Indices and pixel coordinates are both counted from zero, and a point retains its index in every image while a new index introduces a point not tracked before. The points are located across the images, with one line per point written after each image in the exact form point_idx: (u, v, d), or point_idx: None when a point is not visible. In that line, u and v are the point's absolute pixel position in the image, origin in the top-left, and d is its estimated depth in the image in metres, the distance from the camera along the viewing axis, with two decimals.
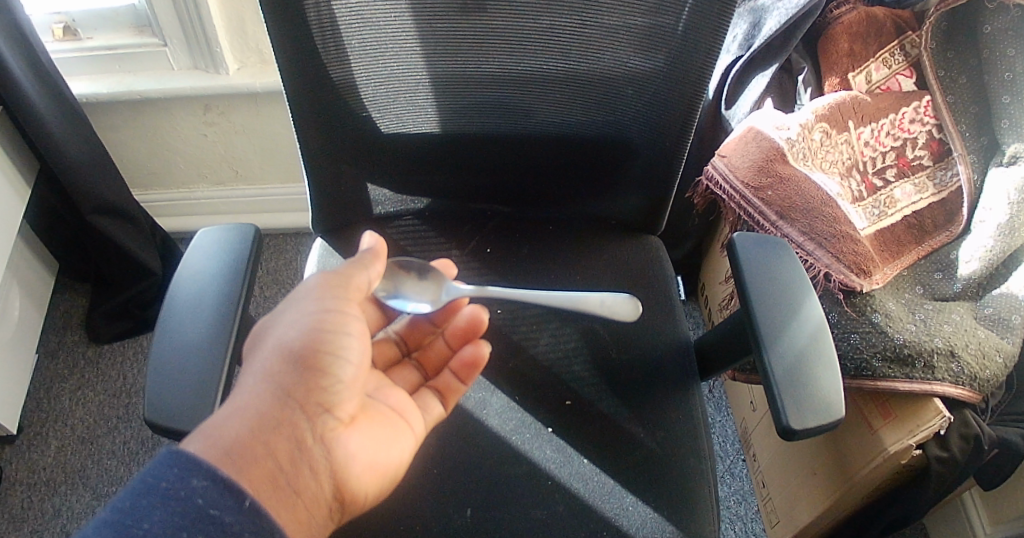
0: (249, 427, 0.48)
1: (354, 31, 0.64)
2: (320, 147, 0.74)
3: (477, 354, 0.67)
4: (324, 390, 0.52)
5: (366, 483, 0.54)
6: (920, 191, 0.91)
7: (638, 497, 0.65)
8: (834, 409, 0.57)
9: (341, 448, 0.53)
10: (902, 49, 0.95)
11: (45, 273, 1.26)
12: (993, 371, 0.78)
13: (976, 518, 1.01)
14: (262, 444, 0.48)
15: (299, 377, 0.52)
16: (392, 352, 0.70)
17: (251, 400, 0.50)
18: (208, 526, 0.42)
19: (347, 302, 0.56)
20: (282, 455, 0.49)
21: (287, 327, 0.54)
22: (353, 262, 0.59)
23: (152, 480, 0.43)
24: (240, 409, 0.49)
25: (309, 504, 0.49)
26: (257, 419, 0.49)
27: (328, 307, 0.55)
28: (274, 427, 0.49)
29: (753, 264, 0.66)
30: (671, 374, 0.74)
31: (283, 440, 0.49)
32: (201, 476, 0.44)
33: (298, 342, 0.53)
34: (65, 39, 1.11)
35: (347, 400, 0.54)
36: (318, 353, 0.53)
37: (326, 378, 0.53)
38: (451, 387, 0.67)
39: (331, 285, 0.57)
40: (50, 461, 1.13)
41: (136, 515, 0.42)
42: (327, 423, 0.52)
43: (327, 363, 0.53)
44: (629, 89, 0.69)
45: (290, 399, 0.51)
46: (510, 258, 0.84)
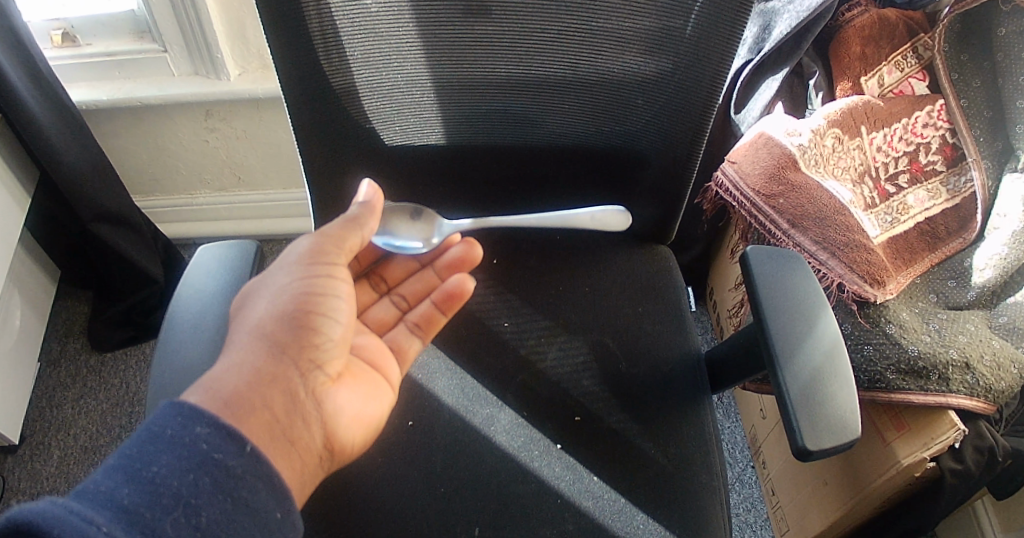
0: (247, 380, 0.48)
1: (357, 42, 0.63)
2: (324, 159, 0.72)
3: (463, 285, 0.66)
4: (317, 347, 0.52)
5: (355, 434, 0.53)
6: (933, 197, 0.90)
7: (649, 514, 0.64)
8: (849, 429, 0.56)
9: (331, 402, 0.52)
10: (914, 52, 0.93)
11: (47, 281, 1.25)
12: (1009, 382, 0.76)
13: (988, 524, 0.99)
14: (259, 395, 0.47)
15: (292, 334, 0.51)
16: (370, 292, 0.70)
17: (247, 356, 0.49)
18: (214, 470, 0.41)
19: (338, 265, 0.56)
20: (277, 408, 0.48)
21: (280, 288, 0.53)
22: (346, 220, 0.57)
23: (158, 428, 0.42)
24: (236, 363, 0.49)
25: (303, 453, 0.48)
26: (254, 373, 0.48)
27: (320, 269, 0.55)
28: (270, 381, 0.49)
29: (765, 278, 0.64)
30: (681, 388, 0.73)
31: (278, 392, 0.48)
32: (204, 424, 0.43)
33: (291, 305, 0.52)
34: (64, 45, 1.10)
35: (337, 357, 0.54)
36: (310, 313, 0.52)
37: (318, 335, 0.52)
38: (431, 319, 0.66)
39: (323, 248, 0.56)
40: (52, 470, 1.12)
41: (145, 458, 0.41)
42: (318, 379, 0.52)
43: (319, 322, 0.53)
44: (639, 97, 0.67)
45: (284, 353, 0.50)
46: (518, 269, 0.83)
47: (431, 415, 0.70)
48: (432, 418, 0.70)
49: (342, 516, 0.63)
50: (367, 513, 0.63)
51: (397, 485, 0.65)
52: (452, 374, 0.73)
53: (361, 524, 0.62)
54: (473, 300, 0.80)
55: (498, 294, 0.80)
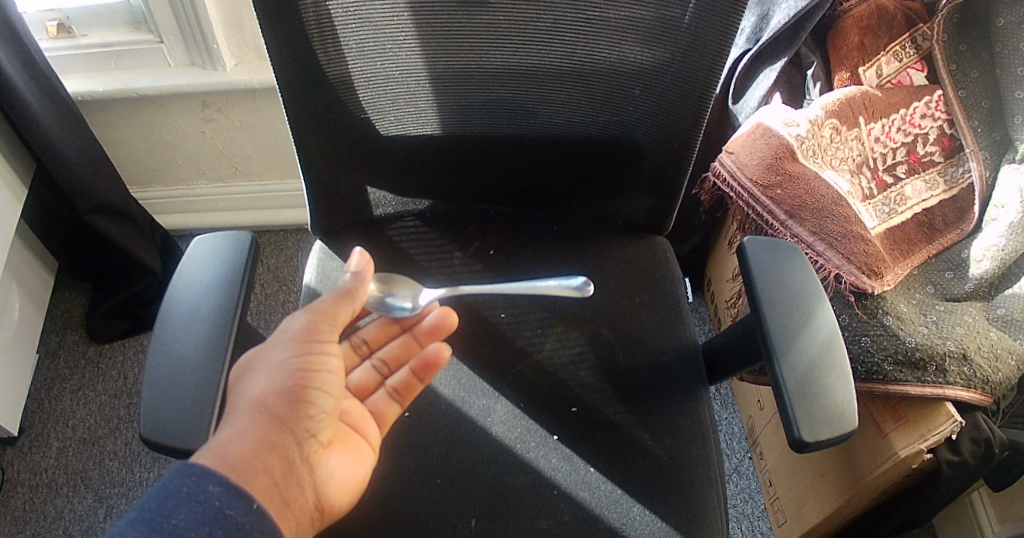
0: (248, 448, 0.49)
1: (353, 32, 0.63)
2: (319, 149, 0.72)
3: (438, 353, 0.65)
4: (309, 418, 0.54)
5: (343, 496, 0.55)
6: (931, 188, 0.90)
7: (645, 506, 0.64)
8: (846, 421, 0.56)
9: (323, 467, 0.54)
10: (913, 42, 0.92)
11: (44, 272, 1.25)
12: (1006, 373, 0.76)
13: (984, 516, 1.00)
14: (260, 461, 0.49)
15: (289, 408, 0.53)
16: (351, 355, 0.69)
17: (247, 425, 0.51)
18: (226, 525, 0.44)
19: (330, 341, 0.58)
20: (276, 472, 0.50)
21: (275, 365, 0.55)
22: (338, 296, 0.59)
23: (173, 485, 0.44)
24: (236, 433, 0.50)
25: (298, 514, 0.50)
26: (255, 442, 0.50)
27: (315, 347, 0.56)
28: (270, 448, 0.50)
29: (764, 269, 0.64)
30: (677, 380, 0.72)
31: (277, 458, 0.50)
32: (216, 482, 0.45)
33: (286, 380, 0.54)
34: (59, 36, 1.09)
35: (329, 425, 0.56)
36: (306, 387, 0.54)
37: (313, 406, 0.54)
38: (410, 386, 0.66)
39: (319, 325, 0.57)
40: (51, 462, 1.12)
41: (163, 513, 0.43)
42: (311, 446, 0.54)
43: (313, 395, 0.55)
44: (635, 86, 0.67)
45: (280, 425, 0.52)
46: (514, 260, 0.82)
47: (427, 407, 0.70)
48: (427, 411, 0.70)
49: None
50: (362, 505, 0.63)
51: (393, 477, 0.65)
52: (449, 365, 0.73)
53: (358, 515, 0.62)
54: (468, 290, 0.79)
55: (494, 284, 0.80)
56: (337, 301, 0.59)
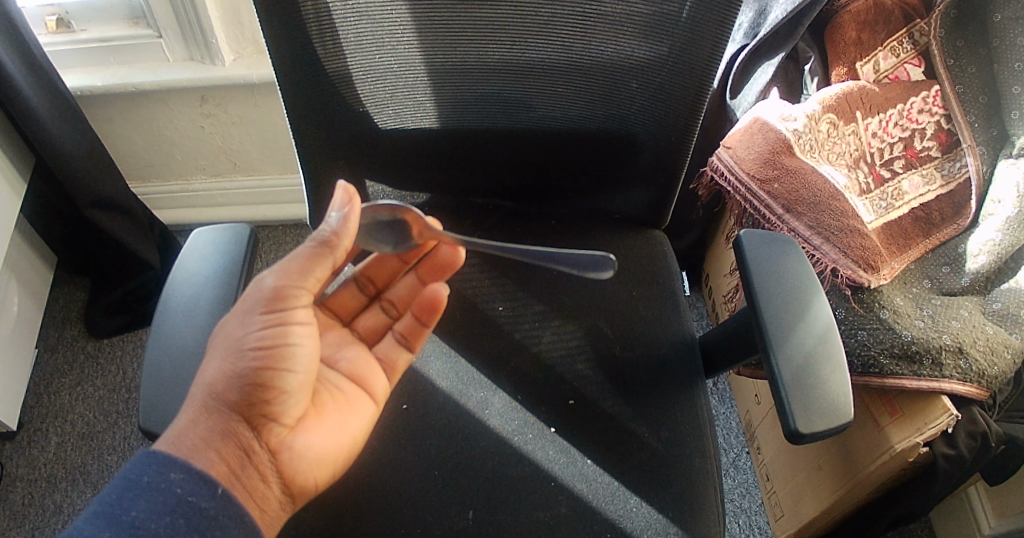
0: (200, 439, 0.49)
1: (351, 26, 0.63)
2: (318, 143, 0.72)
3: (437, 294, 0.63)
4: (270, 403, 0.51)
5: (317, 478, 0.54)
6: (927, 183, 0.90)
7: (642, 498, 0.65)
8: (843, 412, 0.56)
9: (290, 450, 0.53)
10: (910, 38, 0.92)
11: (44, 267, 1.25)
12: (1002, 367, 0.76)
13: (981, 510, 1.00)
14: (214, 450, 0.49)
15: (243, 393, 0.50)
16: (359, 296, 0.68)
17: (198, 414, 0.50)
18: (189, 512, 0.46)
19: (293, 310, 0.53)
20: (233, 462, 0.49)
21: (230, 344, 0.51)
22: (312, 253, 0.52)
23: (134, 476, 0.46)
24: (188, 422, 0.49)
25: (260, 502, 0.50)
26: (207, 431, 0.49)
27: (272, 319, 0.52)
28: (224, 438, 0.50)
29: (759, 263, 0.64)
30: (675, 372, 0.73)
31: (232, 448, 0.50)
32: (177, 470, 0.47)
33: (240, 363, 0.50)
34: (59, 31, 1.10)
35: (295, 406, 0.53)
36: (262, 368, 0.51)
37: (271, 390, 0.51)
38: (416, 331, 0.64)
39: (286, 289, 0.52)
40: (51, 456, 1.13)
41: (123, 504, 0.45)
42: (274, 431, 0.52)
43: (272, 378, 0.51)
44: (632, 81, 0.67)
45: (236, 414, 0.50)
46: (513, 253, 0.83)
47: (425, 399, 0.70)
48: (425, 403, 0.70)
49: (338, 498, 0.63)
50: (360, 496, 0.63)
51: (391, 469, 0.65)
52: (447, 357, 0.73)
53: (356, 505, 0.63)
54: (466, 283, 0.80)
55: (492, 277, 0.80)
56: (314, 255, 0.52)
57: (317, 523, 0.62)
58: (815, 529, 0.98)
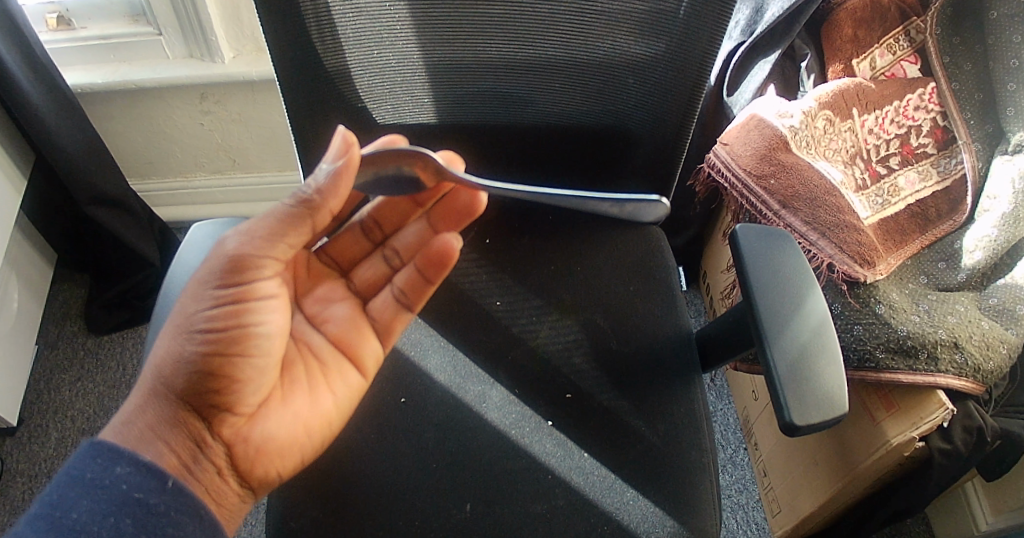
0: (149, 428, 0.51)
1: (351, 22, 0.63)
2: (317, 138, 0.73)
3: (450, 246, 0.60)
4: (222, 392, 0.52)
5: (278, 466, 0.55)
6: (924, 179, 0.90)
7: (639, 491, 0.65)
8: (837, 404, 0.56)
9: (247, 438, 0.54)
10: (906, 35, 0.93)
11: (44, 264, 1.26)
12: (997, 362, 0.77)
13: (978, 506, 1.00)
14: (163, 440, 0.51)
15: (193, 381, 0.51)
16: (364, 243, 0.67)
17: (148, 403, 0.51)
18: (134, 509, 0.46)
19: (249, 287, 0.53)
20: (184, 452, 0.51)
21: (181, 324, 0.52)
22: (288, 215, 0.51)
23: (77, 472, 0.47)
24: (139, 411, 0.51)
25: (215, 493, 0.52)
26: (156, 419, 0.51)
27: (225, 296, 0.52)
28: (175, 428, 0.51)
29: (756, 257, 0.65)
30: (671, 367, 0.73)
31: (183, 439, 0.51)
32: (123, 464, 0.47)
33: (188, 349, 0.51)
34: (59, 29, 1.10)
35: (251, 393, 0.54)
36: (213, 356, 0.51)
37: (222, 379, 0.52)
38: (418, 286, 0.62)
39: (247, 256, 0.52)
40: (51, 453, 1.13)
41: (65, 505, 0.46)
42: (228, 421, 0.53)
43: (222, 366, 0.51)
44: (629, 77, 0.68)
45: (186, 403, 0.51)
46: (510, 248, 0.83)
47: (423, 393, 0.70)
48: (423, 396, 0.70)
49: (336, 490, 0.63)
50: (358, 488, 0.63)
51: (388, 462, 0.65)
52: (445, 351, 0.74)
53: (353, 496, 0.63)
54: (463, 278, 0.80)
55: (490, 273, 0.81)
56: (294, 216, 0.51)
57: (314, 516, 0.62)
58: (812, 525, 0.99)
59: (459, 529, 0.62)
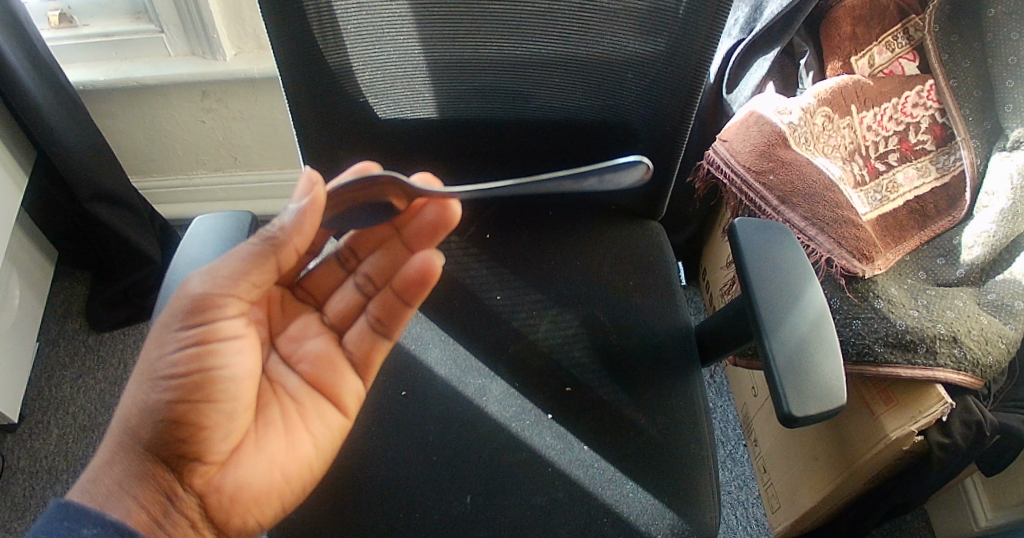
0: (117, 483, 0.50)
1: (352, 17, 0.63)
2: (319, 133, 0.73)
3: (428, 265, 0.57)
4: (189, 440, 0.52)
5: (256, 513, 0.55)
6: (922, 175, 0.91)
7: (638, 483, 0.65)
8: (835, 395, 0.56)
9: (219, 487, 0.53)
10: (904, 33, 0.93)
11: (45, 261, 1.26)
12: (996, 356, 0.77)
13: (977, 503, 1.00)
14: (131, 496, 0.50)
15: (159, 431, 0.51)
16: (338, 273, 0.66)
17: (117, 456, 0.51)
18: None
19: (212, 329, 0.53)
20: (155, 508, 0.51)
21: (146, 372, 0.52)
22: (253, 255, 0.52)
23: (43, 535, 0.46)
24: (108, 464, 0.51)
25: None
26: (123, 475, 0.51)
27: (187, 342, 0.52)
28: (143, 481, 0.51)
29: (753, 250, 0.65)
30: (671, 360, 0.73)
31: (153, 492, 0.51)
32: (90, 525, 0.46)
33: (154, 396, 0.51)
34: (61, 26, 1.11)
35: (221, 439, 0.53)
36: (176, 404, 0.51)
37: (188, 427, 0.51)
38: (394, 310, 0.60)
39: (208, 298, 0.52)
40: (51, 448, 1.13)
41: None
42: (199, 470, 0.53)
43: (188, 412, 0.51)
44: (628, 72, 0.68)
45: (156, 454, 0.52)
46: (510, 243, 0.83)
47: (424, 386, 0.71)
48: (424, 389, 0.70)
49: (336, 484, 0.63)
50: (357, 482, 0.64)
51: (388, 455, 0.66)
52: (446, 344, 0.74)
53: (353, 490, 0.63)
54: (463, 273, 0.80)
55: (490, 267, 0.81)
56: (259, 255, 0.52)
57: (313, 508, 0.62)
58: (811, 520, 0.99)
59: (458, 522, 0.62)
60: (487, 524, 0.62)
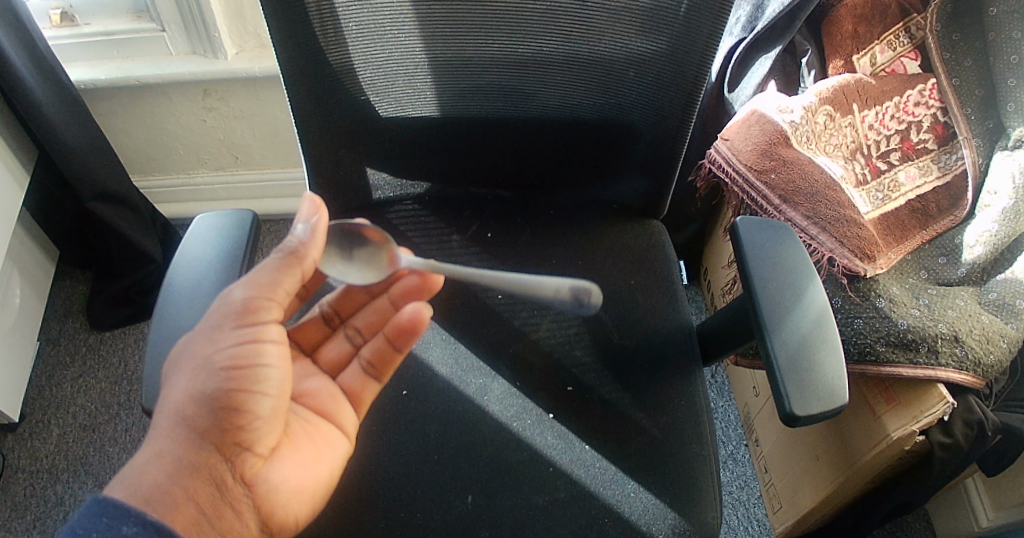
0: (167, 474, 0.49)
1: (353, 15, 0.63)
2: (320, 131, 0.73)
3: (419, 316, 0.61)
4: (243, 429, 0.52)
5: (296, 508, 0.55)
6: (924, 174, 0.91)
7: (639, 483, 0.65)
8: (837, 395, 0.56)
9: (263, 481, 0.54)
10: (907, 32, 0.93)
11: (46, 260, 1.26)
12: (997, 355, 0.77)
13: (978, 503, 1.00)
14: (182, 488, 0.49)
15: (214, 420, 0.51)
16: (328, 327, 0.69)
17: (168, 446, 0.50)
18: None
19: (265, 327, 0.54)
20: (203, 499, 0.50)
21: (199, 363, 0.52)
22: (281, 262, 0.55)
23: (82, 531, 0.44)
24: (156, 455, 0.50)
25: None
26: (173, 465, 0.50)
27: (243, 338, 0.53)
28: (193, 472, 0.50)
29: (754, 247, 0.65)
30: (673, 359, 0.73)
31: (204, 484, 0.50)
32: (130, 523, 0.45)
33: (210, 385, 0.51)
34: (62, 25, 1.11)
35: (267, 433, 0.54)
36: (233, 393, 0.52)
37: (244, 416, 0.52)
38: (387, 357, 0.64)
39: (256, 301, 0.54)
40: (52, 448, 1.13)
41: None
42: (247, 461, 0.53)
43: (246, 401, 0.52)
44: (630, 70, 0.68)
45: (208, 444, 0.51)
46: (511, 242, 0.83)
47: (425, 385, 0.71)
48: (425, 388, 0.70)
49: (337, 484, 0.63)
50: (358, 481, 0.64)
51: (390, 454, 0.66)
52: (447, 344, 0.74)
53: (353, 490, 0.63)
54: (465, 271, 0.80)
55: (491, 266, 0.81)
56: (282, 266, 0.55)
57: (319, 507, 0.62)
58: (812, 521, 0.99)
59: (459, 522, 0.62)
60: (489, 524, 0.62)
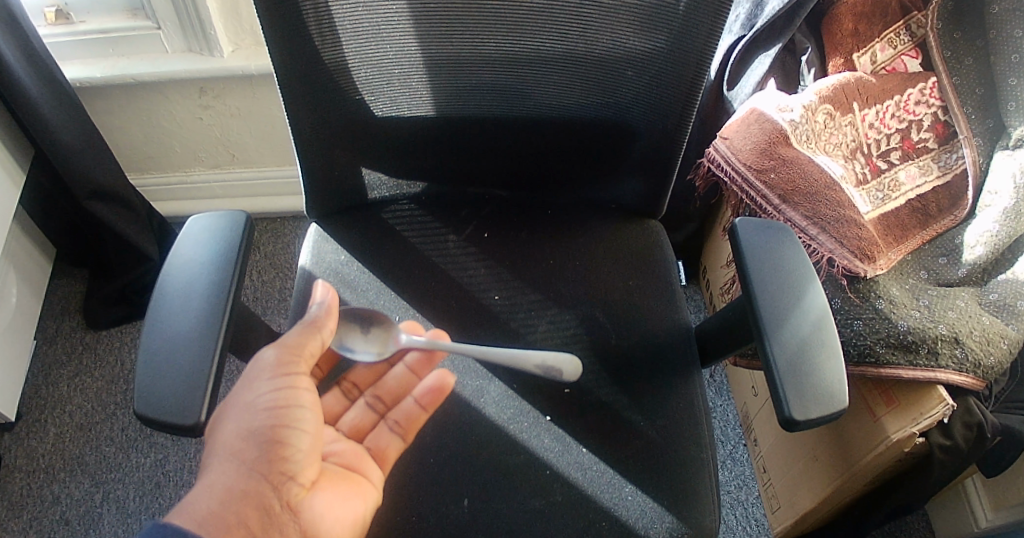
0: (219, 499, 0.54)
1: (347, 13, 0.63)
2: (315, 132, 0.73)
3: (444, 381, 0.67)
4: (286, 460, 0.57)
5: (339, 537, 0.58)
6: (924, 174, 0.90)
7: (637, 486, 0.65)
8: (836, 399, 0.55)
9: (306, 510, 0.57)
10: (907, 30, 0.92)
11: (41, 259, 1.25)
12: (998, 357, 0.76)
13: (977, 503, 1.00)
14: (233, 513, 0.53)
15: (262, 453, 0.56)
16: (343, 399, 0.70)
17: (219, 477, 0.54)
18: None
19: (301, 375, 0.59)
20: (253, 521, 0.54)
21: (244, 406, 0.57)
22: (304, 327, 0.60)
23: None
24: (208, 485, 0.54)
25: None
26: (225, 492, 0.54)
27: (282, 383, 0.58)
28: (242, 497, 0.54)
29: (756, 249, 0.65)
30: (672, 360, 0.73)
31: (253, 507, 0.54)
32: None
33: (255, 421, 0.56)
34: (58, 23, 1.10)
35: (308, 466, 0.58)
36: (277, 428, 0.57)
37: (287, 448, 0.57)
38: (412, 416, 0.66)
39: (286, 356, 0.59)
40: (49, 447, 1.13)
41: None
42: (292, 491, 0.57)
43: (288, 434, 0.57)
44: (629, 70, 0.67)
45: (257, 473, 0.55)
46: (510, 243, 0.82)
47: None
48: None
49: None
50: None
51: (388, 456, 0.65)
52: None
53: None
54: (462, 273, 0.79)
55: (488, 267, 0.80)
56: (303, 333, 0.60)
57: None
58: (812, 521, 0.98)
59: (456, 526, 0.62)
60: (485, 527, 0.62)
